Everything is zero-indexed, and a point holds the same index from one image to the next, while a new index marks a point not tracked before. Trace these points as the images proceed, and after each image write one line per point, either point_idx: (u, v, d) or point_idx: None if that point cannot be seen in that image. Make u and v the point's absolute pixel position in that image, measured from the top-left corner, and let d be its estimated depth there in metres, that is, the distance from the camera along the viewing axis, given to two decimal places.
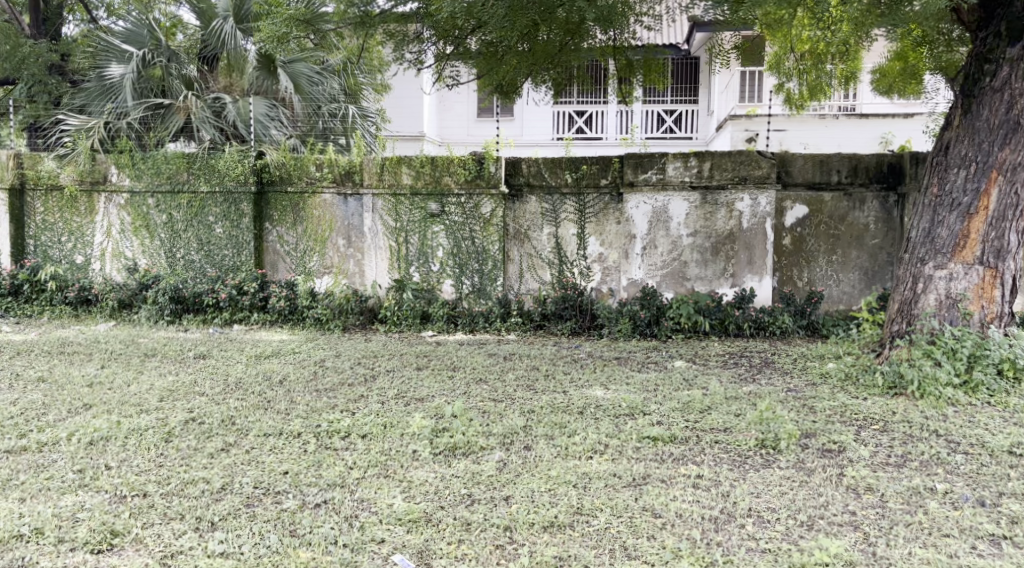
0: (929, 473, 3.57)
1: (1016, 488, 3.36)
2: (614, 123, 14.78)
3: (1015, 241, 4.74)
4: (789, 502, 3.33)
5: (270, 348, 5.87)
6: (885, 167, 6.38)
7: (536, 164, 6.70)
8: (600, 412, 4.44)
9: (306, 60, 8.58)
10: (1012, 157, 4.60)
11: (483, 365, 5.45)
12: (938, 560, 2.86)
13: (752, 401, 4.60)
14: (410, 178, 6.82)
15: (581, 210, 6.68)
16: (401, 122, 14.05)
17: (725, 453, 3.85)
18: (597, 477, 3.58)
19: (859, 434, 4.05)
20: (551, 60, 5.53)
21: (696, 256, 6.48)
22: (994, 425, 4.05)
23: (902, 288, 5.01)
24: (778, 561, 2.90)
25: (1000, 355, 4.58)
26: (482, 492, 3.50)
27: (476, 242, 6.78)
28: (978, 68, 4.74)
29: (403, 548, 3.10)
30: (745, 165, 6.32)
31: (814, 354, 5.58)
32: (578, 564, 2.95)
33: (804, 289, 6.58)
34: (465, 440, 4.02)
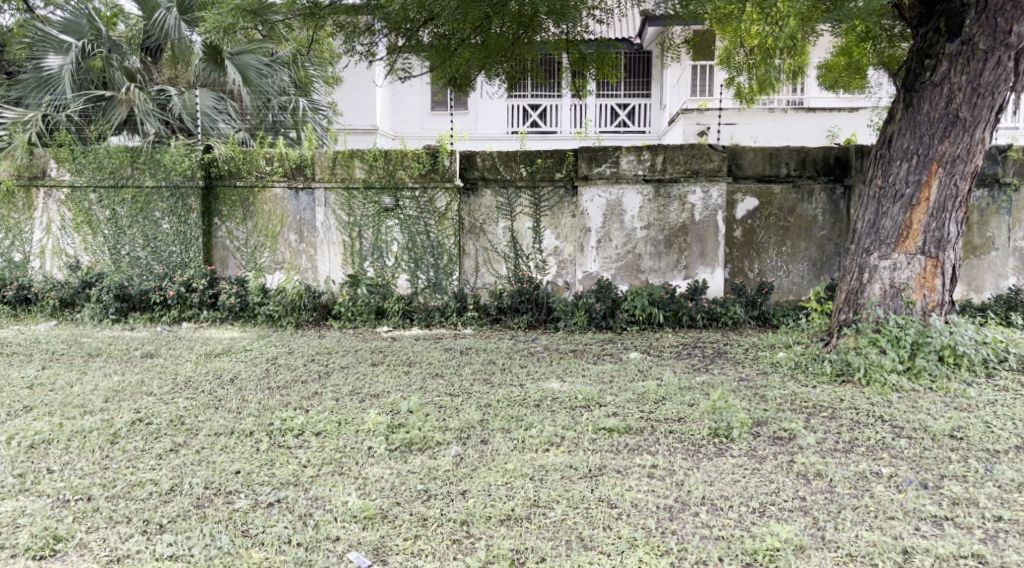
0: (875, 457, 3.67)
1: (956, 471, 3.47)
2: (568, 116, 14.83)
3: (955, 231, 4.90)
4: (741, 489, 3.38)
5: (220, 346, 5.74)
6: (832, 160, 6.52)
7: (491, 157, 6.69)
8: (556, 404, 4.46)
9: (253, 52, 8.40)
10: (951, 150, 4.74)
11: (439, 360, 5.43)
12: (884, 542, 2.93)
13: (705, 391, 4.67)
14: (363, 172, 6.74)
15: (536, 204, 6.69)
16: (354, 116, 13.89)
17: (680, 443, 3.90)
18: (553, 469, 3.60)
19: (809, 421, 4.13)
20: (505, 54, 5.52)
21: (650, 248, 6.53)
22: (936, 410, 4.17)
23: (849, 277, 5.14)
24: (731, 547, 2.95)
25: (941, 342, 4.73)
26: (438, 487, 3.48)
27: (431, 236, 6.74)
28: (919, 64, 4.84)
29: (358, 546, 3.07)
30: (697, 159, 6.40)
31: (765, 344, 5.68)
32: (534, 556, 2.96)
33: (755, 280, 6.70)
34: (421, 435, 3.99)
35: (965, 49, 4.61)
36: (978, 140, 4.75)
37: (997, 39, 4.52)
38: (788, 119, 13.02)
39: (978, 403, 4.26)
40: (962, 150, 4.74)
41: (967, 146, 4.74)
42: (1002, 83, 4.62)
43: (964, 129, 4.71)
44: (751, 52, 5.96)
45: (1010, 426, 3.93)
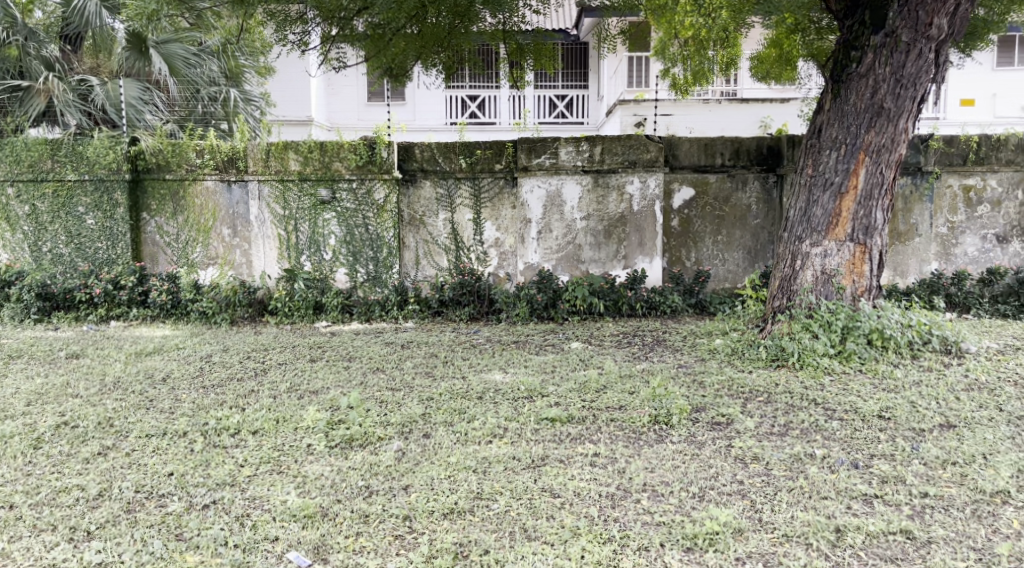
0: (808, 439, 3.77)
1: (884, 450, 3.60)
2: (507, 107, 14.76)
3: (881, 219, 5.06)
4: (681, 474, 3.44)
5: (151, 345, 5.57)
6: (764, 149, 6.66)
7: (430, 148, 6.63)
8: (499, 396, 4.46)
9: (180, 41, 8.15)
10: (877, 139, 4.89)
11: (379, 354, 5.36)
12: (818, 522, 3.01)
13: (645, 378, 4.74)
14: (298, 165, 6.60)
15: (476, 195, 6.67)
16: (289, 107, 13.59)
17: (620, 431, 3.94)
18: (496, 461, 3.59)
19: (745, 406, 4.23)
20: (441, 44, 5.47)
21: (590, 239, 6.58)
22: (865, 391, 4.31)
23: (783, 265, 5.27)
24: (671, 533, 2.99)
25: (869, 326, 4.88)
26: (380, 483, 3.44)
27: (370, 228, 6.65)
28: (845, 55, 4.98)
29: (298, 545, 3.01)
30: (635, 149, 6.46)
31: (703, 331, 5.79)
32: (478, 549, 2.95)
33: (692, 269, 6.81)
34: (362, 431, 3.93)
35: (888, 42, 4.74)
36: (902, 130, 4.91)
37: (918, 32, 4.67)
38: (722, 110, 13.26)
39: (905, 383, 4.41)
40: (887, 140, 4.90)
41: (892, 135, 4.90)
42: (923, 74, 4.78)
43: (889, 119, 4.86)
44: (685, 44, 6.03)
45: (934, 405, 4.08)
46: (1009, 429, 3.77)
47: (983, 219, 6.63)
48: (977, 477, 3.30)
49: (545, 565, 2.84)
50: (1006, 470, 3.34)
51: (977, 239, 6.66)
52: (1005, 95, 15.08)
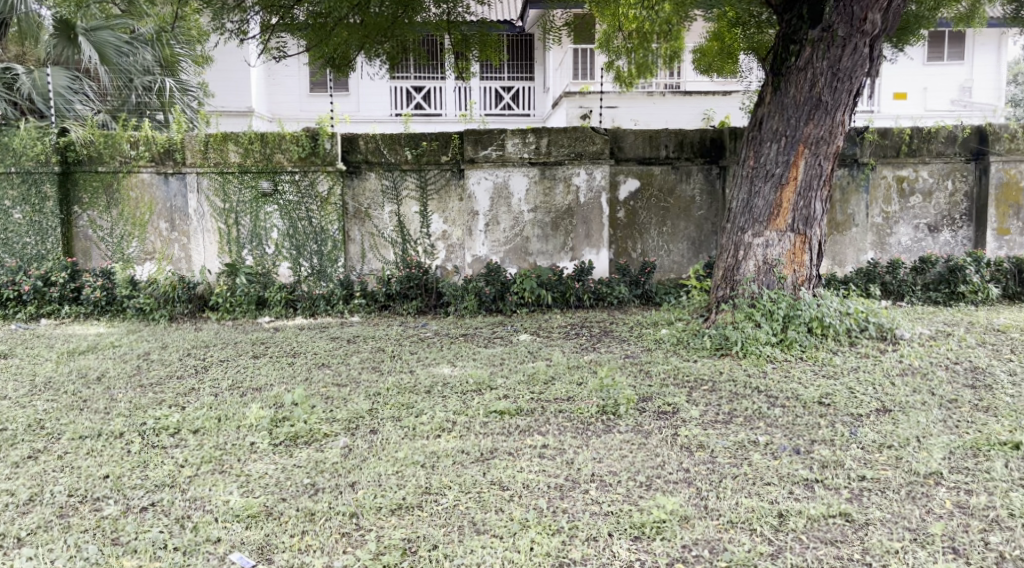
0: (752, 426, 3.84)
1: (825, 435, 3.68)
2: (453, 99, 14.70)
3: (820, 209, 5.18)
4: (629, 464, 3.47)
5: (85, 343, 5.37)
6: (708, 142, 6.75)
7: (374, 140, 6.55)
8: (448, 390, 4.43)
9: (110, 28, 7.84)
10: (816, 131, 5.00)
11: (325, 349, 5.27)
12: (761, 508, 3.07)
13: (593, 369, 4.77)
14: (238, 156, 6.45)
15: (422, 187, 6.61)
16: (228, 98, 13.28)
17: (568, 422, 3.96)
18: (445, 455, 3.57)
19: (691, 395, 4.29)
20: (385, 34, 5.39)
21: (537, 231, 6.59)
22: (806, 378, 4.42)
23: (726, 255, 5.35)
24: (619, 522, 3.01)
25: (810, 314, 5.00)
26: (327, 480, 3.38)
27: (314, 221, 6.53)
28: (785, 49, 5.07)
29: (241, 546, 2.94)
30: (582, 141, 6.49)
31: (649, 321, 5.85)
32: (426, 544, 2.92)
33: (638, 260, 6.88)
34: (307, 428, 3.87)
35: (825, 36, 4.84)
36: (840, 122, 5.03)
37: (853, 27, 4.78)
38: (667, 102, 13.42)
39: (844, 370, 4.54)
40: (825, 132, 5.01)
41: (830, 128, 5.01)
42: (858, 68, 4.90)
43: (827, 112, 4.97)
44: (628, 36, 6.06)
45: (871, 391, 4.20)
46: (941, 412, 3.90)
47: (915, 209, 6.85)
48: (911, 460, 3.41)
49: (494, 558, 2.83)
50: (938, 451, 3.46)
51: (910, 229, 6.88)
52: (935, 89, 15.62)
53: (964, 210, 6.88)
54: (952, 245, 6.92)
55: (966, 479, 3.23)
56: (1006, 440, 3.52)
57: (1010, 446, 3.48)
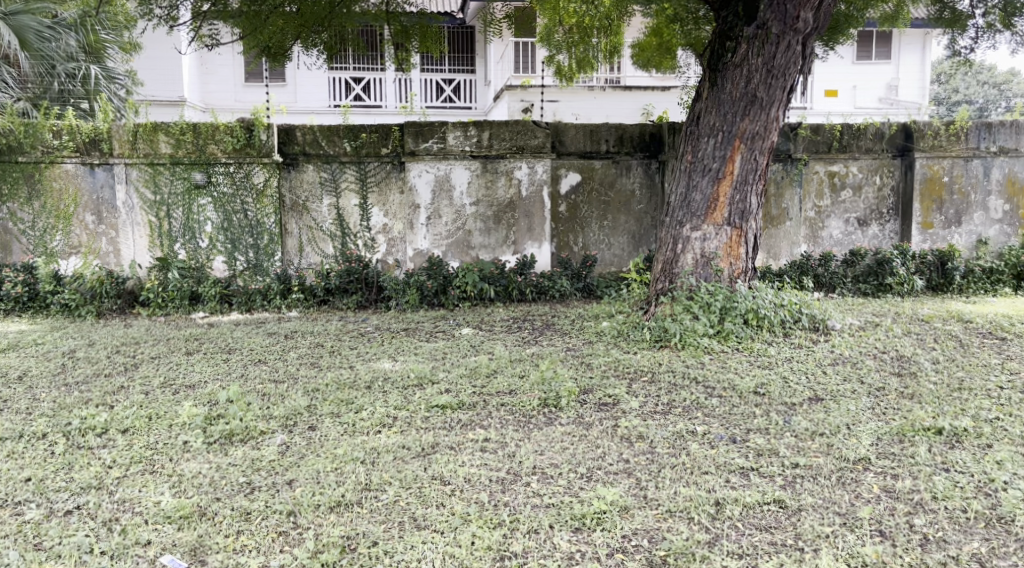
0: (690, 417, 3.91)
1: (760, 424, 3.77)
2: (393, 91, 14.62)
3: (755, 203, 5.30)
4: (570, 456, 3.49)
5: (5, 341, 5.14)
6: (647, 136, 6.83)
7: (312, 131, 6.44)
8: (388, 385, 4.38)
9: (31, 13, 7.33)
10: (751, 127, 5.11)
11: (261, 345, 5.16)
12: (699, 496, 3.11)
13: (535, 361, 4.79)
14: (169, 147, 6.26)
15: (362, 179, 6.53)
16: (160, 87, 12.88)
17: (511, 415, 3.96)
18: (385, 451, 3.53)
19: (631, 386, 4.34)
20: (321, 23, 5.30)
21: (479, 225, 6.56)
22: (742, 368, 4.51)
23: (665, 248, 5.42)
24: (560, 514, 3.03)
25: (746, 306, 5.11)
26: (263, 479, 3.31)
27: (249, 214, 6.39)
28: (721, 45, 5.16)
29: (173, 548, 2.85)
30: (523, 135, 6.50)
31: (590, 314, 5.89)
32: (366, 541, 2.88)
33: (580, 254, 6.92)
34: (243, 426, 3.77)
35: (759, 34, 4.94)
36: (774, 118, 5.15)
37: (786, 24, 4.89)
38: (607, 97, 13.55)
39: (778, 360, 4.64)
40: (760, 128, 5.12)
41: (764, 123, 5.13)
42: (791, 65, 5.02)
43: (761, 108, 5.08)
44: (569, 30, 6.11)
45: (804, 380, 4.31)
46: (870, 400, 4.02)
47: (845, 204, 7.06)
48: (841, 447, 3.51)
49: (435, 553, 2.81)
50: (867, 438, 3.57)
51: (841, 223, 7.09)
52: (864, 87, 16.14)
53: (891, 205, 7.13)
54: (880, 239, 7.16)
55: (892, 464, 3.34)
56: (930, 426, 3.65)
57: (933, 431, 3.61)
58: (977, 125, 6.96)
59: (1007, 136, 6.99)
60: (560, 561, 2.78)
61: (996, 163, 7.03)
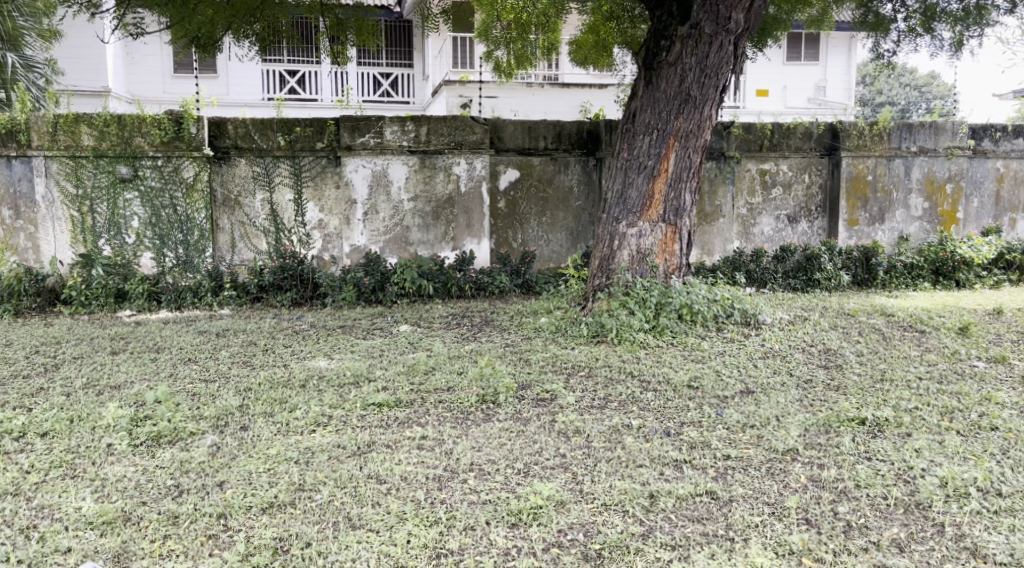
0: (626, 411, 3.96)
1: (693, 417, 3.84)
2: (329, 84, 14.44)
3: (688, 200, 5.40)
4: (507, 452, 3.49)
5: None
6: (585, 133, 6.88)
7: (244, 124, 6.30)
8: (323, 383, 4.32)
9: None
10: (685, 125, 5.20)
11: (192, 344, 5.02)
12: (633, 489, 3.15)
13: (474, 358, 4.78)
14: (93, 139, 6.05)
15: (296, 173, 6.40)
16: (82, 77, 12.43)
17: (448, 412, 3.94)
18: (319, 450, 3.47)
19: (568, 381, 4.37)
20: (254, 13, 5.18)
21: (417, 221, 6.51)
22: (676, 362, 4.59)
23: (601, 245, 5.48)
24: (497, 510, 3.03)
25: (680, 301, 5.20)
26: (192, 480, 3.22)
27: (179, 209, 6.23)
28: (656, 44, 5.23)
29: (95, 555, 2.75)
30: (460, 130, 6.47)
31: (529, 310, 5.91)
32: (299, 542, 2.84)
33: (518, 250, 6.93)
34: (171, 427, 3.66)
35: (694, 33, 5.03)
36: (707, 117, 5.25)
37: (719, 24, 4.98)
38: (544, 93, 13.62)
39: (711, 354, 4.74)
40: (694, 126, 5.22)
41: (698, 122, 5.22)
42: (723, 65, 5.12)
43: (695, 107, 5.17)
44: (507, 27, 6.17)
45: (736, 374, 4.41)
46: (798, 392, 4.14)
47: (777, 201, 7.25)
48: (770, 438, 3.60)
49: (370, 552, 2.77)
50: (795, 430, 3.67)
51: (772, 220, 7.27)
52: (794, 87, 16.59)
53: (819, 202, 7.36)
54: (809, 235, 7.38)
55: (818, 454, 3.44)
56: (854, 417, 3.78)
57: (857, 422, 3.74)
58: (899, 126, 7.22)
59: (927, 136, 7.28)
60: (496, 557, 2.77)
61: (916, 162, 7.31)
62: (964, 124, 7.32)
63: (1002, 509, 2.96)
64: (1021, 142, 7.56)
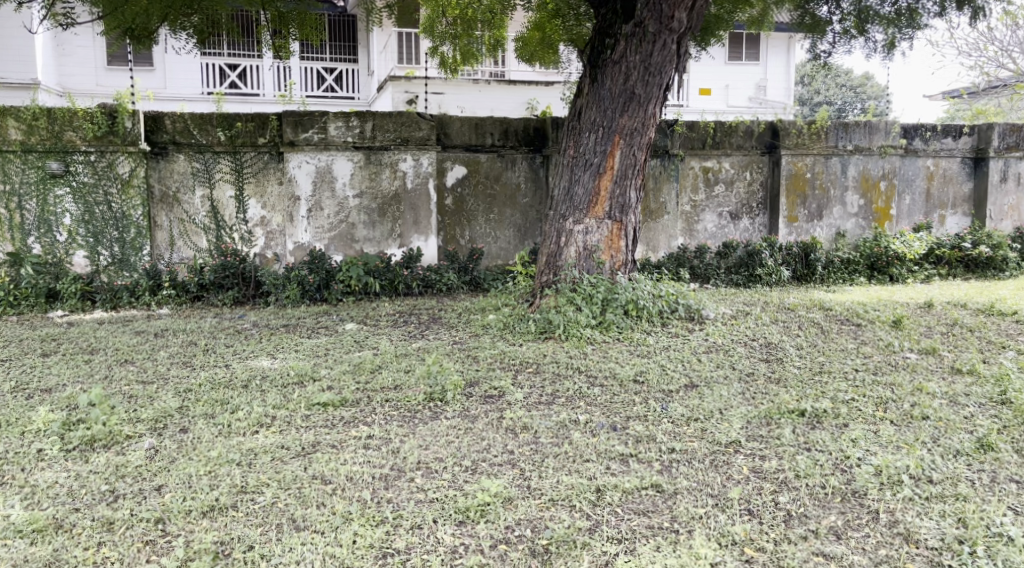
0: (573, 406, 3.98)
1: (639, 412, 3.88)
2: (271, 78, 14.19)
3: (634, 197, 5.46)
4: (455, 449, 3.48)
5: None
6: (532, 130, 6.90)
7: (182, 119, 6.15)
8: (266, 383, 4.23)
9: None
10: (629, 123, 5.25)
11: (129, 345, 4.88)
12: (581, 484, 3.17)
13: (421, 355, 4.75)
14: (20, 133, 5.82)
15: (237, 170, 6.28)
16: (10, 68, 11.95)
17: (395, 411, 3.91)
18: (262, 451, 3.41)
19: (516, 377, 4.38)
20: (191, 5, 5.05)
21: (363, 217, 6.43)
22: (622, 358, 4.63)
23: (549, 241, 5.51)
24: (444, 508, 3.01)
25: (626, 298, 5.24)
26: (128, 486, 3.12)
27: (114, 206, 6.04)
28: (601, 42, 5.27)
29: (24, 564, 2.65)
30: (406, 126, 6.42)
31: (477, 307, 5.90)
32: (241, 546, 2.77)
33: (466, 247, 6.91)
34: (106, 431, 3.54)
35: (637, 32, 5.08)
36: (651, 115, 5.31)
37: (661, 24, 5.04)
38: (490, 90, 13.63)
39: (656, 349, 4.79)
40: (638, 123, 5.27)
41: (642, 120, 5.28)
42: (667, 63, 5.18)
43: (639, 105, 5.23)
44: (452, 22, 6.19)
45: (680, 368, 4.48)
46: (740, 386, 4.22)
47: (719, 198, 7.39)
48: (714, 431, 3.67)
49: (314, 554, 2.73)
50: (738, 422, 3.74)
51: (715, 216, 7.42)
52: (736, 87, 16.93)
53: (760, 199, 7.52)
54: (751, 231, 7.54)
55: (760, 446, 3.51)
56: (794, 409, 3.86)
57: (797, 414, 3.83)
58: (836, 125, 7.41)
59: (862, 135, 7.49)
60: (443, 555, 2.75)
61: (852, 161, 7.52)
62: (896, 123, 7.55)
63: (933, 496, 3.06)
64: (950, 141, 7.84)
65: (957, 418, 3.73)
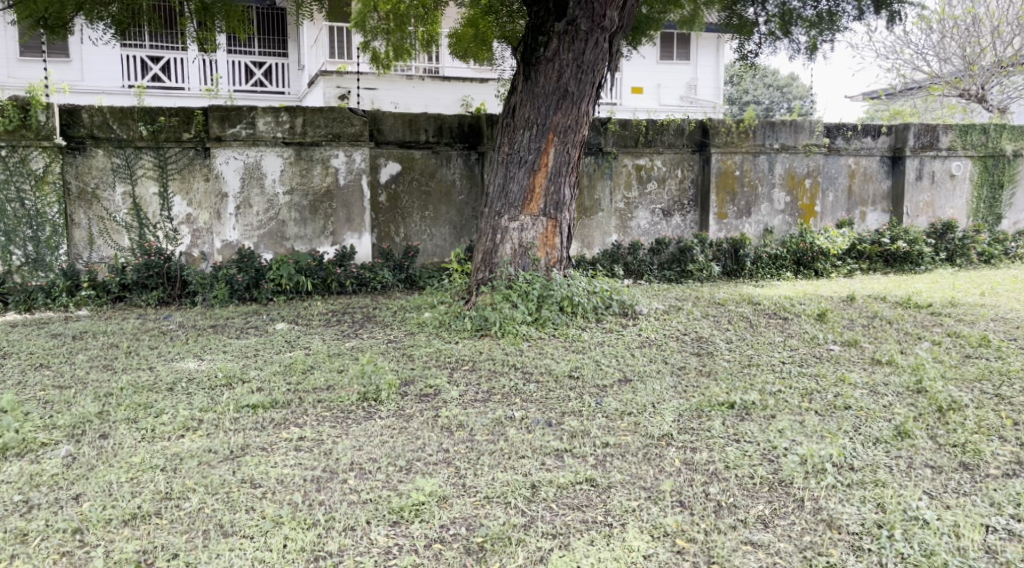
0: (509, 403, 3.98)
1: (574, 407, 3.90)
2: (196, 72, 13.79)
3: (568, 194, 5.49)
4: (389, 449, 3.43)
5: None
6: (466, 127, 6.87)
7: (101, 113, 5.93)
8: (193, 386, 4.10)
9: None
10: (563, 121, 5.28)
11: (45, 348, 4.66)
12: (516, 481, 3.17)
13: (355, 355, 4.68)
14: None
15: (161, 166, 6.09)
16: None
17: (328, 411, 3.83)
18: (188, 456, 3.30)
19: (452, 375, 4.36)
20: None
21: (294, 214, 6.30)
22: (557, 354, 4.65)
23: (484, 238, 5.50)
24: (377, 508, 2.96)
25: (561, 294, 5.28)
26: (43, 496, 2.98)
27: (27, 203, 5.77)
28: (533, 40, 5.27)
29: None
30: (338, 122, 6.32)
31: (412, 305, 5.85)
32: (164, 554, 2.67)
33: (401, 245, 6.84)
34: (19, 438, 3.38)
35: (570, 30, 5.12)
36: (584, 113, 5.36)
37: (593, 22, 5.09)
38: (424, 87, 13.56)
39: (591, 344, 4.83)
40: (572, 121, 5.31)
41: (575, 117, 5.32)
42: (599, 62, 5.24)
43: (573, 102, 5.26)
44: (384, 17, 6.13)
45: (614, 363, 4.53)
46: (672, 379, 4.29)
47: (651, 195, 7.51)
48: (647, 424, 3.71)
49: (242, 560, 2.65)
50: (669, 415, 3.80)
51: (648, 213, 7.53)
52: (667, 86, 17.24)
53: (691, 196, 7.67)
54: (682, 228, 7.69)
55: (691, 438, 3.58)
56: (723, 401, 3.94)
57: (727, 406, 3.91)
58: (763, 124, 7.60)
59: (788, 134, 7.71)
60: (376, 556, 2.71)
61: (779, 159, 7.72)
62: (820, 123, 7.78)
63: (854, 483, 3.16)
64: (869, 141, 8.13)
65: (876, 407, 3.87)
